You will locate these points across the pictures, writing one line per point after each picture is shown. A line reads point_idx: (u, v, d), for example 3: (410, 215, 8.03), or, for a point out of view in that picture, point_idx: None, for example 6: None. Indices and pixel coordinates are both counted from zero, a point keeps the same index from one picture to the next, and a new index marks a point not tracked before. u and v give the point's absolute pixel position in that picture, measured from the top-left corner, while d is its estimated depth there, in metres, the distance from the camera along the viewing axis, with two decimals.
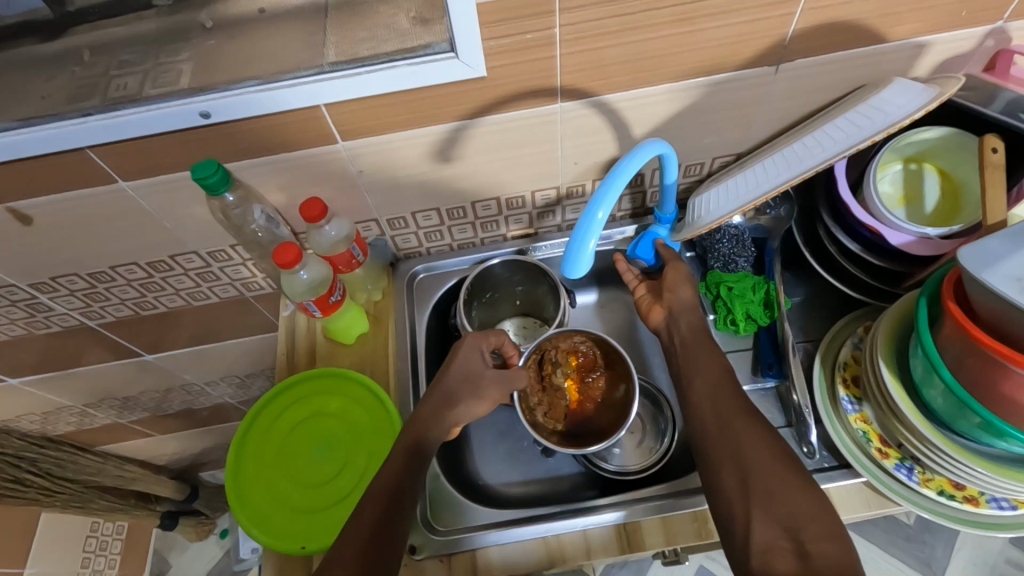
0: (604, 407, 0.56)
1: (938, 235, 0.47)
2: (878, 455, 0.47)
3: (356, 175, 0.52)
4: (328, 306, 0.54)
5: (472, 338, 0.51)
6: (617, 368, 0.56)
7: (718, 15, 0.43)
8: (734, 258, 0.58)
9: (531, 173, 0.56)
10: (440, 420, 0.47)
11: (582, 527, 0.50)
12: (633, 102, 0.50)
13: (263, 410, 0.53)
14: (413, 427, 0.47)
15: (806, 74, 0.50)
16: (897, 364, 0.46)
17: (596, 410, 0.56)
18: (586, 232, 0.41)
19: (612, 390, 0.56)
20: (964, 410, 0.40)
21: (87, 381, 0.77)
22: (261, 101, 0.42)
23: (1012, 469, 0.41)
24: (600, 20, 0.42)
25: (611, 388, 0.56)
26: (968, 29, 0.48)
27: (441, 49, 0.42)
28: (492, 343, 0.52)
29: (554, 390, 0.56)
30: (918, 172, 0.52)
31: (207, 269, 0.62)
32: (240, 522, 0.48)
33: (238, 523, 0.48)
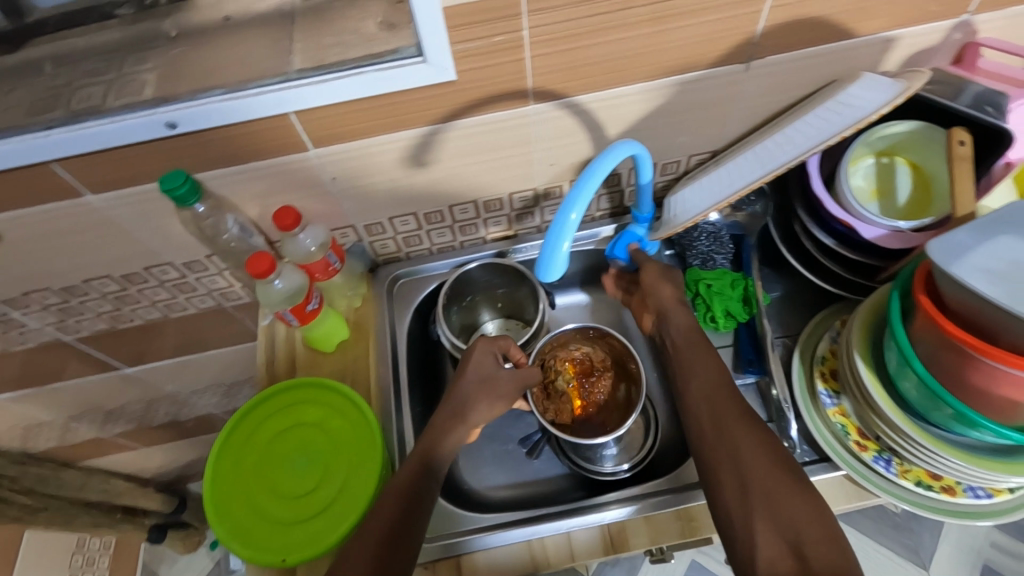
0: (611, 407, 0.56)
1: (910, 228, 0.47)
2: (856, 448, 0.47)
3: (330, 181, 0.51)
4: (305, 314, 0.54)
5: (483, 341, 0.51)
6: (618, 370, 0.57)
7: (686, 14, 0.43)
8: (711, 255, 0.58)
9: (507, 175, 0.56)
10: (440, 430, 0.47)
11: (567, 529, 0.50)
12: (606, 103, 0.50)
13: (242, 422, 0.53)
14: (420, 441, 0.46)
15: (776, 70, 0.50)
16: (872, 357, 0.46)
17: (600, 413, 0.56)
18: (560, 233, 0.41)
19: (614, 391, 0.57)
20: (937, 401, 0.41)
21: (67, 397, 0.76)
22: (229, 110, 0.42)
23: (987, 458, 0.41)
24: (568, 22, 0.42)
25: (613, 390, 0.57)
26: (934, 23, 0.48)
27: (409, 54, 0.42)
28: (501, 346, 0.52)
29: (558, 396, 0.56)
30: (890, 166, 0.52)
31: (184, 280, 0.61)
32: (219, 537, 0.47)
33: (217, 538, 0.47)
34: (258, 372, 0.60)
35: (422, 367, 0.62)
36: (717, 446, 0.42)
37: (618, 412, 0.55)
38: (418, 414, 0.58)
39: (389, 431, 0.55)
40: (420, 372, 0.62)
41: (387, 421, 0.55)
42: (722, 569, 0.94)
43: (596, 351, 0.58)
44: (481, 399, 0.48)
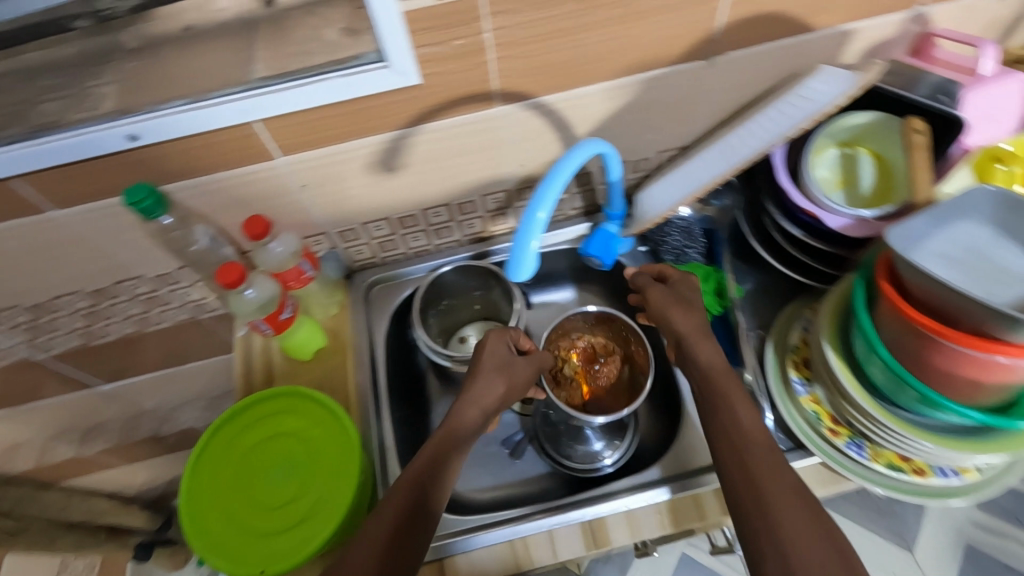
0: (618, 389, 0.57)
1: (874, 216, 0.48)
2: (829, 435, 0.48)
3: (300, 189, 0.52)
4: (279, 323, 0.54)
5: (495, 333, 0.52)
6: (619, 353, 0.59)
7: (644, 14, 0.44)
8: (685, 249, 0.61)
9: (478, 177, 0.56)
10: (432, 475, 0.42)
11: (549, 527, 0.50)
12: (572, 102, 0.50)
13: (217, 434, 0.52)
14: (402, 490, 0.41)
15: (738, 66, 0.50)
16: (841, 345, 0.47)
17: (608, 396, 0.58)
18: (528, 233, 0.42)
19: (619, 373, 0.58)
20: (903, 384, 0.42)
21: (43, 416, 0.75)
22: (192, 121, 0.42)
23: (953, 438, 0.42)
24: (529, 24, 0.42)
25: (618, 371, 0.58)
26: (887, 16, 0.50)
27: (371, 59, 0.42)
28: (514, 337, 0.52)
29: (568, 382, 0.57)
30: (853, 156, 0.53)
31: (157, 293, 0.61)
32: (196, 551, 0.47)
33: (194, 553, 0.47)
34: (235, 384, 0.59)
35: (401, 372, 0.62)
36: (744, 469, 0.38)
37: (627, 394, 0.57)
38: (398, 419, 0.58)
39: (369, 437, 0.55)
40: (400, 377, 0.61)
41: (366, 427, 0.55)
42: (713, 561, 0.95)
43: (596, 338, 0.60)
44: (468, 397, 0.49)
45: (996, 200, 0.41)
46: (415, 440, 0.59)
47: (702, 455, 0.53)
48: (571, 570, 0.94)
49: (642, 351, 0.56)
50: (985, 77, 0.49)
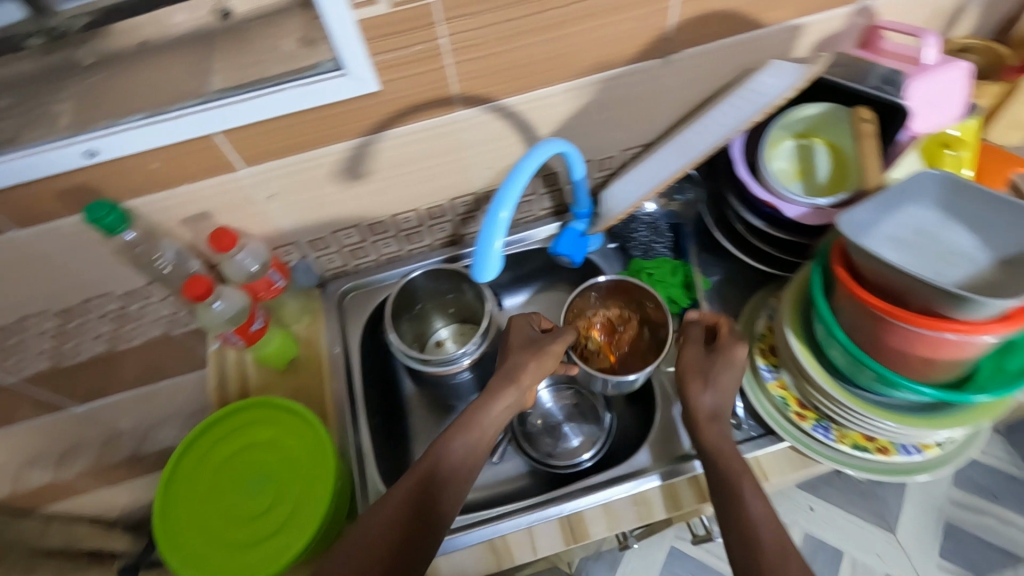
0: (642, 350, 0.59)
1: (829, 205, 0.50)
2: (796, 418, 0.49)
3: (266, 200, 0.52)
4: (250, 334, 0.55)
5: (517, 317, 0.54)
6: (637, 316, 0.60)
7: (597, 15, 0.45)
8: (652, 245, 0.61)
9: (445, 182, 0.56)
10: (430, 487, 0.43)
11: (527, 524, 0.50)
12: (533, 104, 0.51)
13: (191, 448, 0.52)
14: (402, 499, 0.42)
15: (693, 63, 0.52)
16: (804, 330, 0.49)
17: (635, 358, 0.59)
18: (490, 233, 0.42)
19: (640, 335, 0.60)
20: (861, 365, 0.43)
21: (17, 441, 0.73)
22: (150, 135, 0.43)
23: (912, 416, 0.44)
24: (483, 29, 0.43)
25: (638, 334, 0.60)
26: (833, 10, 0.51)
27: (329, 68, 0.43)
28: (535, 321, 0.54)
29: (594, 354, 0.58)
30: (809, 147, 0.55)
31: (126, 310, 0.60)
32: (172, 565, 0.47)
33: (169, 567, 0.47)
34: (210, 399, 0.59)
35: (379, 379, 0.62)
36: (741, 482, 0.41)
37: (652, 351, 0.58)
38: (377, 426, 0.58)
39: (346, 445, 0.55)
40: (377, 384, 0.61)
41: (343, 435, 0.55)
42: (701, 552, 0.96)
43: (612, 308, 0.61)
44: None
45: (943, 182, 0.42)
46: (395, 446, 0.60)
47: (676, 445, 0.54)
48: (563, 570, 0.94)
49: (655, 307, 0.57)
50: (928, 65, 0.50)
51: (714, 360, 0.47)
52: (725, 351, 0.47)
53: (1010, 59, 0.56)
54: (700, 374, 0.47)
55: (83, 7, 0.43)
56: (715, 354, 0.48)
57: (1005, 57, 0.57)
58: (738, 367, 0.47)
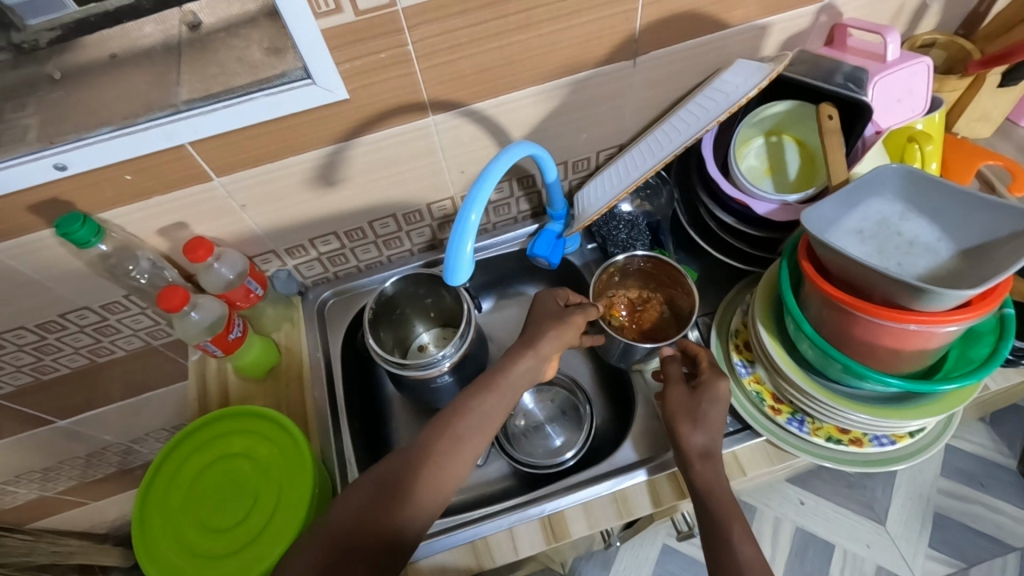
0: (663, 327, 0.58)
1: (797, 201, 0.51)
2: (771, 412, 0.50)
3: (241, 209, 0.52)
4: (228, 343, 0.54)
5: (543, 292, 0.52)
6: (657, 295, 0.60)
7: (562, 18, 0.45)
8: (632, 242, 0.60)
9: (420, 186, 0.57)
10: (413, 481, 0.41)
11: (509, 525, 0.50)
12: (503, 108, 0.51)
13: (170, 458, 0.53)
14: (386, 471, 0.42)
15: (661, 63, 0.52)
16: (775, 326, 0.49)
17: (657, 335, 0.58)
18: (462, 235, 0.42)
19: (660, 314, 0.59)
20: (829, 359, 0.44)
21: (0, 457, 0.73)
22: (119, 147, 0.43)
23: (881, 407, 0.44)
24: (448, 34, 0.44)
25: (658, 313, 0.59)
26: (799, 8, 0.52)
27: (298, 76, 0.43)
28: (561, 296, 0.52)
29: (617, 327, 0.58)
30: (779, 144, 0.55)
31: (105, 323, 0.60)
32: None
33: None
34: (192, 408, 0.59)
35: (358, 385, 0.62)
36: None
37: (675, 326, 0.58)
38: (358, 432, 0.58)
39: (327, 451, 0.55)
40: (358, 390, 0.62)
41: (323, 442, 0.55)
42: (692, 548, 0.96)
43: (631, 288, 0.61)
44: None
45: (904, 175, 0.43)
46: (377, 451, 0.60)
47: (655, 442, 0.54)
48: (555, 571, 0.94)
49: (681, 289, 0.58)
50: (891, 62, 0.51)
51: (699, 399, 0.47)
52: (709, 386, 0.47)
53: (975, 54, 0.58)
54: (686, 415, 0.47)
55: (50, 22, 0.43)
56: (700, 391, 0.47)
57: (969, 52, 0.58)
58: (725, 400, 0.47)
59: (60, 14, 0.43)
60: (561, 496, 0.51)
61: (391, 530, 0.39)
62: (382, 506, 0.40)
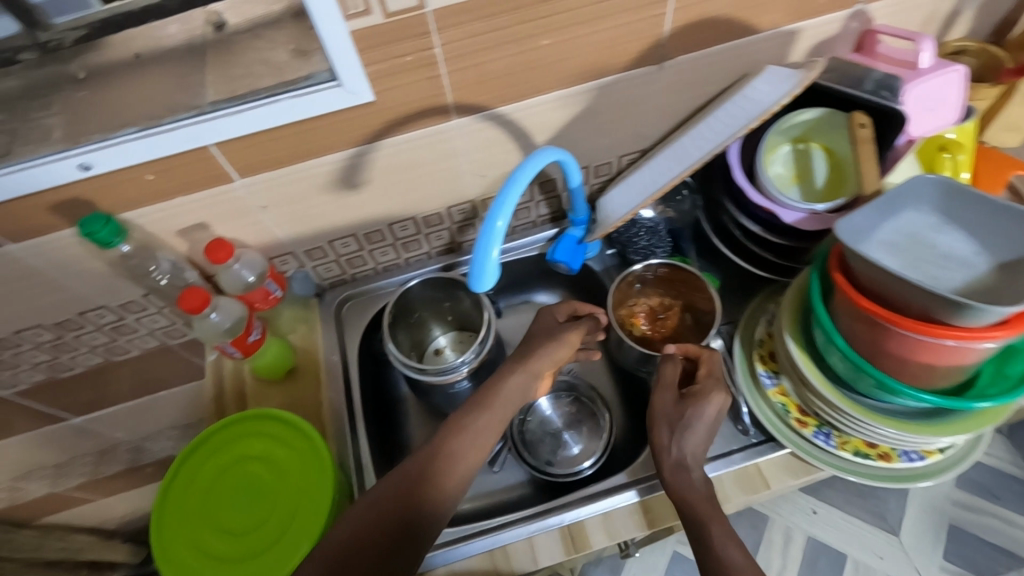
0: (685, 335, 0.57)
1: (825, 210, 0.49)
2: (797, 425, 0.49)
3: (261, 211, 0.52)
4: (248, 345, 0.55)
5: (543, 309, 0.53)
6: (679, 302, 0.59)
7: (593, 21, 0.45)
8: (652, 249, 0.61)
9: (441, 190, 0.56)
10: (429, 490, 0.41)
11: (528, 534, 0.50)
12: (527, 111, 0.51)
13: (189, 459, 0.52)
14: (404, 474, 0.41)
15: (689, 68, 0.51)
16: (803, 337, 0.48)
17: (678, 343, 0.57)
18: (488, 242, 0.42)
19: (682, 322, 0.58)
20: (861, 373, 0.43)
21: (14, 454, 0.73)
22: (143, 148, 0.43)
23: (912, 423, 0.44)
24: (476, 37, 0.43)
25: (680, 321, 0.58)
26: (831, 13, 0.51)
27: (324, 79, 0.43)
28: (564, 309, 0.53)
29: (637, 337, 0.58)
30: (806, 151, 0.54)
31: (122, 322, 0.60)
32: None
33: None
34: (208, 409, 0.59)
35: (375, 388, 0.62)
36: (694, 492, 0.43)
37: (697, 333, 0.57)
38: (375, 436, 0.58)
39: (345, 456, 0.55)
40: (374, 394, 0.61)
41: (341, 446, 0.55)
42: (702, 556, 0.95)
43: (653, 296, 0.60)
44: None
45: (941, 186, 0.42)
46: (394, 457, 0.59)
47: None
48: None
49: (702, 295, 0.57)
50: (924, 70, 0.50)
51: (683, 410, 0.46)
52: (695, 398, 0.46)
53: (1008, 62, 0.56)
54: (668, 425, 0.46)
55: (72, 22, 0.41)
56: (686, 400, 0.47)
57: (1001, 59, 0.57)
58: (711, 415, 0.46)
59: (83, 14, 0.41)
60: (580, 505, 0.50)
61: (400, 536, 0.39)
62: (394, 511, 0.39)
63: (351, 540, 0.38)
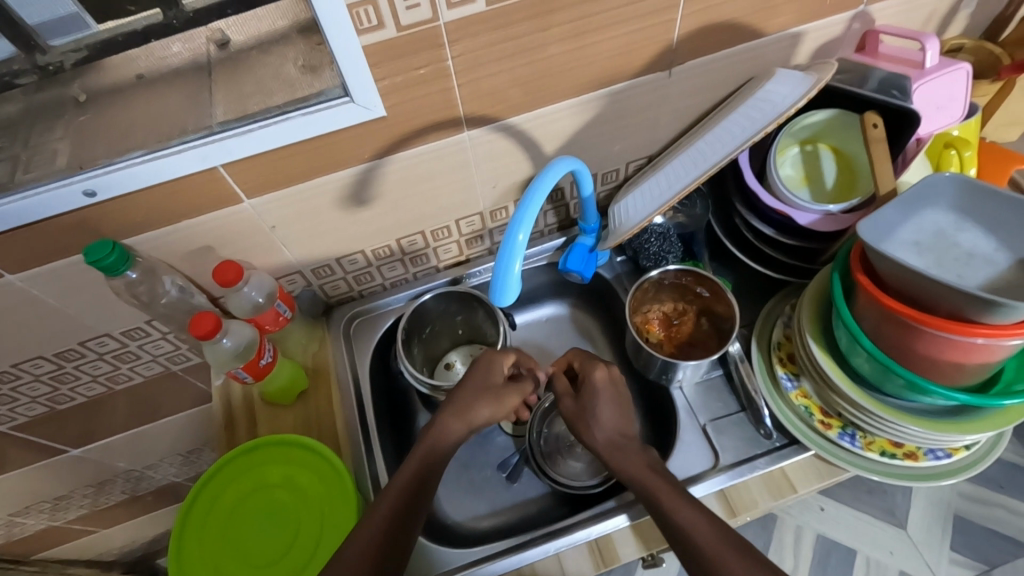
0: (702, 339, 0.57)
1: (840, 211, 0.50)
2: (822, 427, 0.49)
3: (270, 231, 0.51)
4: (258, 369, 0.52)
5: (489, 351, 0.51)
6: (694, 306, 0.59)
7: (605, 29, 0.45)
8: (663, 254, 0.60)
9: (451, 202, 0.55)
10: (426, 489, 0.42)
11: (556, 550, 0.49)
12: (538, 121, 0.50)
13: (206, 488, 0.51)
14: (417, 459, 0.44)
15: (698, 72, 0.51)
16: (825, 338, 0.48)
17: (696, 348, 0.57)
18: (510, 255, 0.41)
19: (697, 326, 0.58)
20: (888, 373, 0.43)
21: (11, 489, 0.70)
22: (152, 171, 0.41)
23: (940, 421, 0.44)
24: (489, 48, 0.42)
25: (696, 324, 0.58)
26: (834, 16, 0.51)
27: (336, 95, 0.42)
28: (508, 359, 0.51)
29: (654, 344, 0.57)
30: (814, 152, 0.55)
31: (125, 350, 0.58)
32: None
33: None
34: (218, 435, 0.57)
35: (388, 406, 0.60)
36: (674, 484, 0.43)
37: (714, 337, 0.57)
38: (390, 452, 0.56)
39: (362, 474, 0.53)
40: (388, 412, 0.60)
41: (357, 462, 0.53)
42: None
43: (665, 303, 0.60)
44: (452, 428, 0.46)
45: (958, 185, 0.42)
46: None
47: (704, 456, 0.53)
48: None
49: (718, 298, 0.57)
50: (931, 68, 0.51)
51: (585, 403, 0.50)
52: (588, 392, 0.51)
53: (1003, 58, 0.57)
54: (581, 420, 0.50)
55: (74, 43, 0.42)
56: (583, 395, 0.51)
57: (998, 56, 0.57)
58: (603, 389, 0.50)
59: (83, 34, 0.42)
60: (603, 518, 0.50)
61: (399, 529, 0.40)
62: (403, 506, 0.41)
63: (370, 539, 0.39)
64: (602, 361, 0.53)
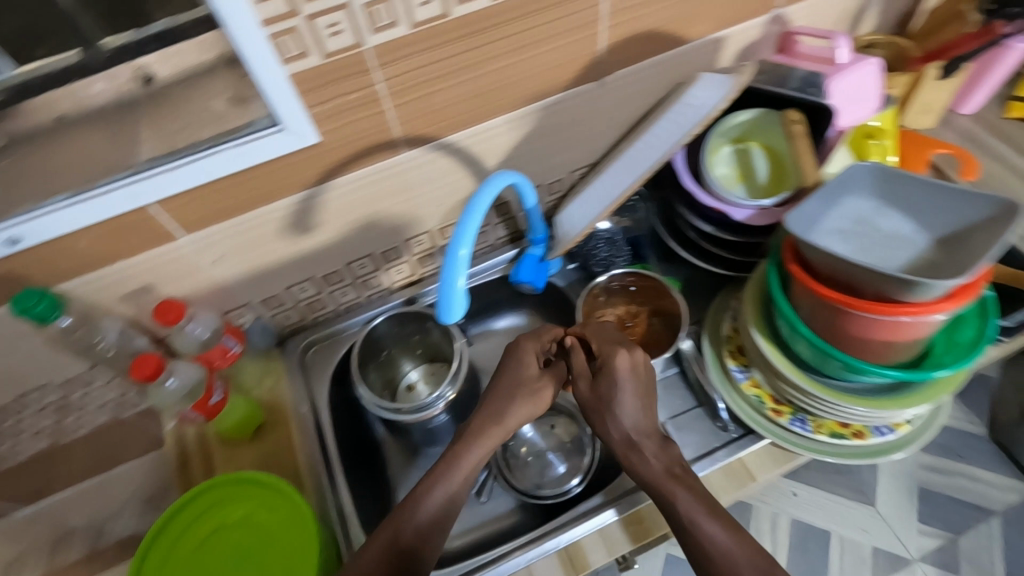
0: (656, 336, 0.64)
1: (773, 205, 0.57)
2: (775, 415, 0.55)
3: (206, 265, 0.59)
4: (209, 405, 0.64)
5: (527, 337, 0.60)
6: (647, 308, 0.67)
7: (530, 46, 0.53)
8: (613, 259, 0.68)
9: (400, 219, 0.65)
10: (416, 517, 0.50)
11: (528, 561, 0.56)
12: (476, 137, 0.60)
13: (168, 527, 0.58)
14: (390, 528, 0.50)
15: (626, 82, 0.62)
16: (770, 332, 0.54)
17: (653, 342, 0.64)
18: (453, 271, 0.48)
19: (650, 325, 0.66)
20: (828, 358, 0.49)
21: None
22: (74, 213, 0.49)
23: (877, 399, 0.50)
24: (428, 67, 0.51)
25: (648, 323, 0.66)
26: (752, 19, 0.62)
27: (265, 124, 0.50)
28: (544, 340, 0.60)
29: None
30: (746, 151, 0.64)
31: (66, 401, 0.68)
32: None
33: None
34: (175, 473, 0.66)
35: (349, 435, 0.68)
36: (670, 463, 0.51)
37: (667, 331, 0.64)
38: (354, 483, 0.64)
39: (328, 509, 0.61)
40: (349, 440, 0.67)
41: (322, 499, 0.61)
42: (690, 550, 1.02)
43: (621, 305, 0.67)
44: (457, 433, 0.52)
45: (875, 174, 0.50)
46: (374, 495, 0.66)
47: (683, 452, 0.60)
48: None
49: (665, 297, 0.65)
50: (843, 62, 0.60)
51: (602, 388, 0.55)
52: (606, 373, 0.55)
53: (910, 50, 0.73)
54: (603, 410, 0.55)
55: None
56: (602, 375, 0.55)
57: (906, 48, 0.73)
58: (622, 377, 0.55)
59: None
60: (571, 533, 0.57)
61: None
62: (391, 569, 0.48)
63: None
64: (623, 347, 0.57)
